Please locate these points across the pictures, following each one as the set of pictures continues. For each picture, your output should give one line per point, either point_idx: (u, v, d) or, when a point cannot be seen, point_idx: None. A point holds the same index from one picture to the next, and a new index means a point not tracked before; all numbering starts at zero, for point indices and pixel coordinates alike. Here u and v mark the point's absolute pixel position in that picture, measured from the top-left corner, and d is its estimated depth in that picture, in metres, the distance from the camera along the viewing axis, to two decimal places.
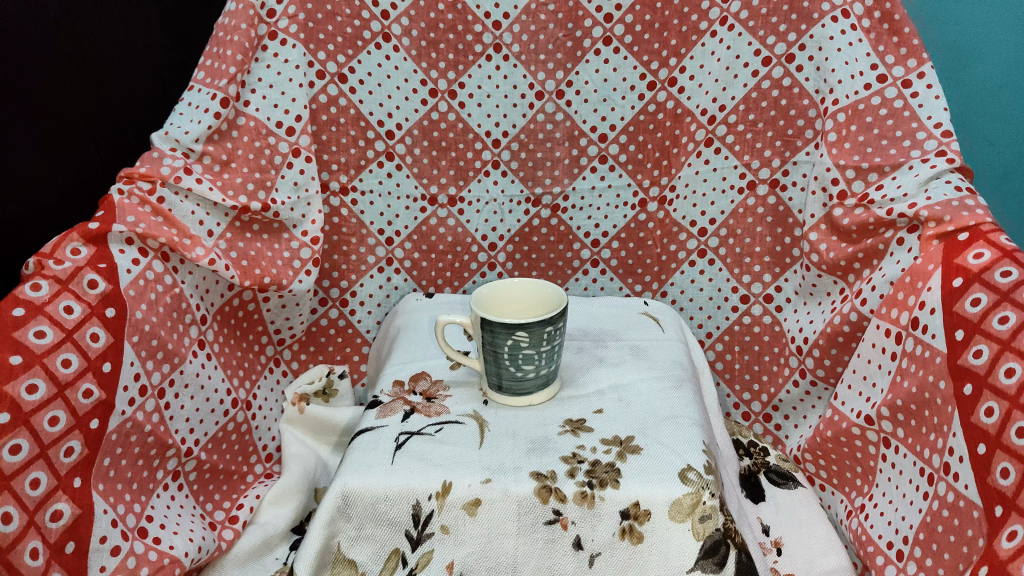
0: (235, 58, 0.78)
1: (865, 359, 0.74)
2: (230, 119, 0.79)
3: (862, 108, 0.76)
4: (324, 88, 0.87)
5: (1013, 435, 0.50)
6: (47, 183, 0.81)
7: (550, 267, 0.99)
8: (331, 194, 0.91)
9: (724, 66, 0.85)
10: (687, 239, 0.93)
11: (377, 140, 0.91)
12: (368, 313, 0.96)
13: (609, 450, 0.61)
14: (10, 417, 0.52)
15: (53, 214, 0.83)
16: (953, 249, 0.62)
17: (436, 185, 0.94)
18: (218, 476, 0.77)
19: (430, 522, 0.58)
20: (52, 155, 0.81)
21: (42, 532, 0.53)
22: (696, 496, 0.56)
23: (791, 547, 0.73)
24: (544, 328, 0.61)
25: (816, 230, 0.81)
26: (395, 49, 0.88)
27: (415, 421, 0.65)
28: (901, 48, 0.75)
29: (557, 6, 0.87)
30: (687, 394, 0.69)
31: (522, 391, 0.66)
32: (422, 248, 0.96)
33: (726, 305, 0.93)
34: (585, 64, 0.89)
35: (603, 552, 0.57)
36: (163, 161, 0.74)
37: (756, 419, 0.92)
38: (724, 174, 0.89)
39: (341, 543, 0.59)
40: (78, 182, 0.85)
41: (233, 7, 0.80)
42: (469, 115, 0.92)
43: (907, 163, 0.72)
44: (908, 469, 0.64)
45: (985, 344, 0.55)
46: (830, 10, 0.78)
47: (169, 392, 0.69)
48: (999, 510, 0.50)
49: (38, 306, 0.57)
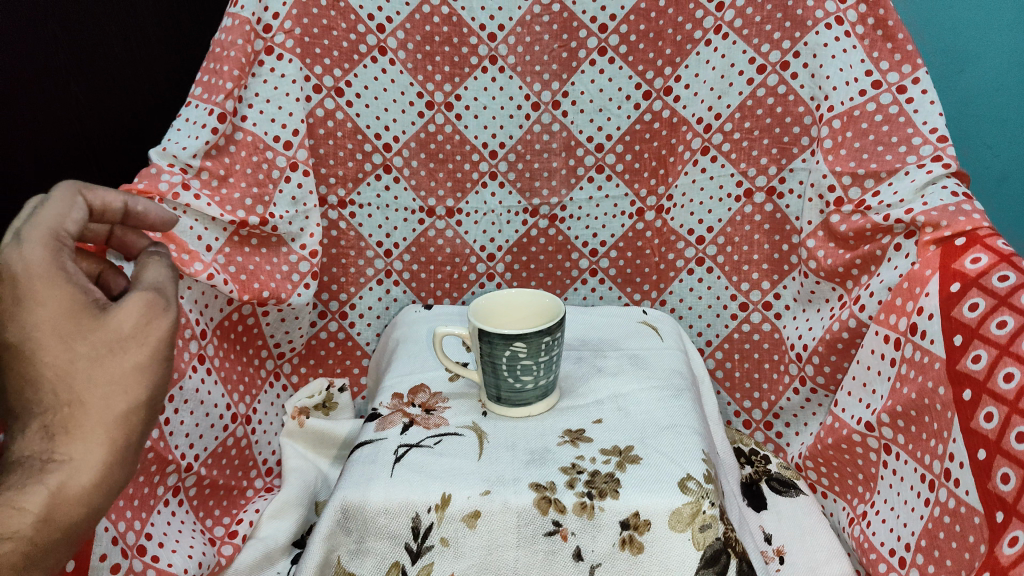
0: (232, 74, 0.78)
1: (864, 365, 0.74)
2: (227, 134, 0.80)
3: (856, 114, 0.76)
4: (320, 102, 0.87)
5: (1012, 440, 0.50)
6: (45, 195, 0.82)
7: (548, 277, 0.99)
8: (329, 208, 0.91)
9: (719, 74, 0.85)
10: (685, 247, 0.94)
11: (375, 154, 0.91)
12: (367, 325, 0.97)
13: (609, 460, 0.60)
14: None
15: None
16: (950, 255, 0.63)
17: (433, 197, 0.95)
18: (218, 491, 0.77)
19: (429, 535, 0.57)
20: (48, 167, 0.82)
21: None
22: (696, 506, 0.56)
23: (794, 555, 0.72)
24: (541, 339, 0.62)
25: (814, 237, 0.81)
26: (391, 63, 0.89)
27: (415, 433, 0.65)
28: (895, 54, 0.75)
29: (551, 17, 0.88)
30: (687, 403, 0.69)
31: (521, 402, 0.66)
32: (421, 259, 0.97)
33: (724, 313, 0.93)
34: (580, 74, 0.90)
35: (603, 563, 0.57)
36: (161, 177, 0.74)
37: (757, 427, 0.92)
38: (721, 183, 0.89)
39: (341, 556, 0.59)
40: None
41: (229, 23, 0.80)
42: (465, 127, 0.93)
43: (903, 168, 0.72)
44: (909, 476, 0.64)
45: (983, 349, 0.55)
46: (823, 18, 0.78)
47: (168, 408, 0.69)
48: (1001, 515, 0.50)
49: None
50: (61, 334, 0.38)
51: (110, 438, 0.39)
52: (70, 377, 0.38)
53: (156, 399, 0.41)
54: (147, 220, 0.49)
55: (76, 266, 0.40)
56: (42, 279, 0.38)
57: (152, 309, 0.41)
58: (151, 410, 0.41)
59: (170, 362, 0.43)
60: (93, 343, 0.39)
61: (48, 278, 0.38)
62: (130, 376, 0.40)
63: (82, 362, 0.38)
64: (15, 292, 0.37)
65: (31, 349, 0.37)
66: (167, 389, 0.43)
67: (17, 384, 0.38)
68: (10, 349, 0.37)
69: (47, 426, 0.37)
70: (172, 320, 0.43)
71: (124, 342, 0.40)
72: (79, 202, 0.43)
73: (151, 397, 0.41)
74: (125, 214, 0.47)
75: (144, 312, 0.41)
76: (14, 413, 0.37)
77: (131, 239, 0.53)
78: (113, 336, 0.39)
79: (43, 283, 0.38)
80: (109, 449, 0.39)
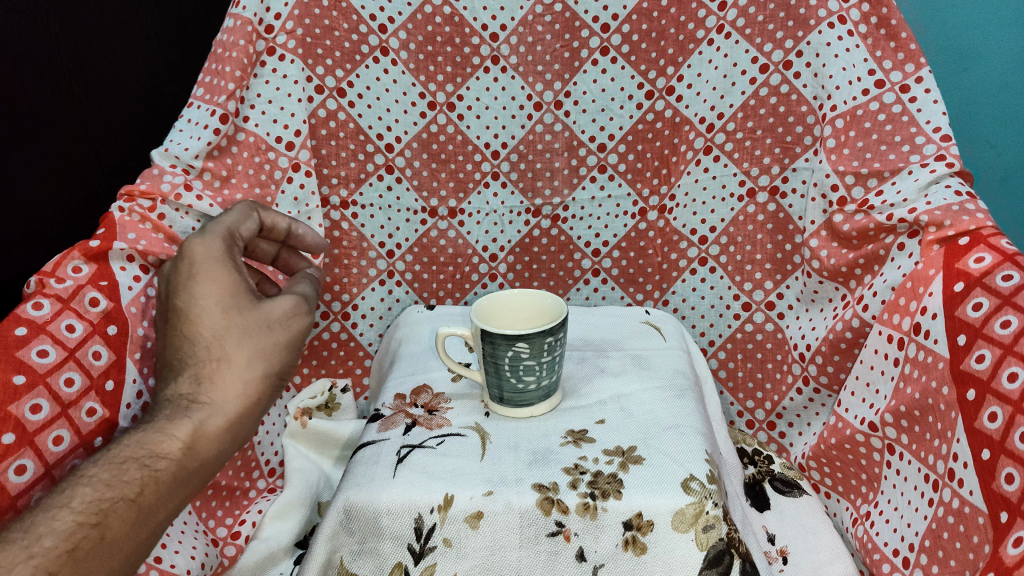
0: (235, 75, 0.78)
1: (868, 365, 0.74)
2: (230, 135, 0.80)
3: (860, 113, 0.76)
4: (323, 103, 0.87)
5: (1016, 439, 0.50)
6: (46, 194, 0.86)
7: (550, 277, 0.99)
8: (331, 209, 0.90)
9: (721, 74, 0.85)
10: (688, 247, 0.94)
11: (377, 154, 0.91)
12: (369, 325, 0.97)
13: (611, 460, 0.60)
14: (15, 437, 0.51)
15: (52, 226, 0.88)
16: (954, 254, 0.62)
17: (436, 198, 0.95)
18: (222, 492, 0.77)
19: (431, 536, 0.57)
20: (49, 165, 0.86)
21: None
22: (699, 506, 0.56)
23: (797, 555, 0.71)
24: (544, 339, 0.62)
25: (817, 236, 0.81)
26: (393, 63, 0.88)
27: (417, 434, 0.65)
28: (897, 53, 0.74)
29: (553, 17, 0.88)
30: (690, 403, 0.69)
31: (523, 402, 0.66)
32: (423, 260, 0.97)
33: (728, 313, 0.93)
34: (582, 74, 0.90)
35: (606, 563, 0.57)
36: (164, 177, 0.74)
37: (760, 427, 0.92)
38: (724, 183, 0.89)
39: (343, 557, 0.59)
40: (77, 194, 0.90)
41: (231, 23, 0.79)
42: (467, 127, 0.93)
43: (906, 167, 0.72)
44: (913, 476, 0.64)
45: (987, 349, 0.55)
46: (826, 17, 0.77)
47: None
48: (1005, 515, 0.49)
49: (40, 325, 0.56)
50: (227, 307, 0.56)
51: (246, 394, 0.55)
52: (224, 339, 0.55)
53: (282, 374, 0.58)
54: (305, 241, 0.72)
55: (240, 263, 0.60)
56: (218, 267, 0.57)
57: (295, 306, 0.60)
58: (277, 380, 0.58)
59: (298, 349, 0.60)
60: (246, 318, 0.57)
61: (221, 266, 0.58)
62: (269, 349, 0.57)
63: (236, 330, 0.56)
64: (197, 275, 0.57)
65: (204, 316, 0.55)
66: (291, 368, 0.60)
67: (187, 342, 0.55)
68: (188, 315, 0.56)
69: (204, 374, 0.54)
70: (305, 321, 0.61)
71: (272, 323, 0.58)
72: (254, 216, 0.66)
73: (278, 370, 0.58)
74: (288, 232, 0.70)
75: (290, 309, 0.60)
76: (180, 365, 0.54)
77: (293, 261, 0.76)
78: (263, 317, 0.57)
79: (217, 269, 0.57)
80: (244, 400, 0.55)
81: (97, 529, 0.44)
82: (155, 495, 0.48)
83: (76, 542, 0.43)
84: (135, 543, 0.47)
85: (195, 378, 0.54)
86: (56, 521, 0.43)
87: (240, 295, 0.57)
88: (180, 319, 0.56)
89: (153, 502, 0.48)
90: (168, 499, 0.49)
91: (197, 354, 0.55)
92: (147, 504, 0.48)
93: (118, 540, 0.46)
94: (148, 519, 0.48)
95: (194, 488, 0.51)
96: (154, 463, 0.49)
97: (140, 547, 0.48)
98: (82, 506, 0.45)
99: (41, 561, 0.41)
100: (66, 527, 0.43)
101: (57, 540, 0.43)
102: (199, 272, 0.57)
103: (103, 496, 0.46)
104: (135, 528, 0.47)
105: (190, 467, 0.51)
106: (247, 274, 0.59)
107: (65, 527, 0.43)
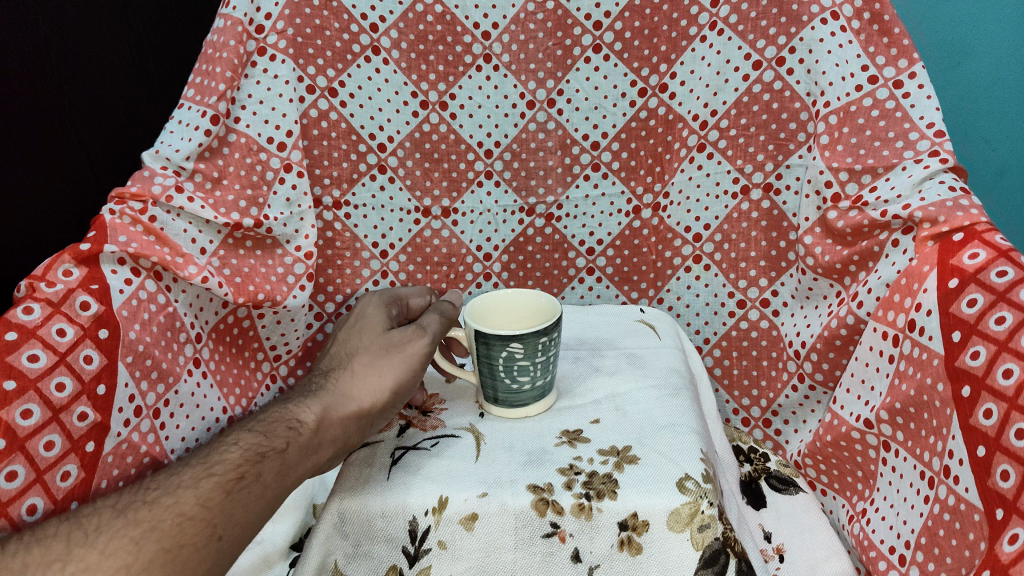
0: (224, 75, 0.77)
1: (863, 362, 0.74)
2: (221, 136, 0.78)
3: (853, 110, 0.75)
4: (314, 102, 0.86)
5: (1011, 437, 0.49)
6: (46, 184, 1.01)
7: (545, 276, 0.99)
8: (323, 210, 0.90)
9: (714, 71, 0.85)
10: (681, 245, 0.94)
11: (369, 154, 0.91)
12: None
13: (606, 460, 0.60)
14: (5, 443, 0.51)
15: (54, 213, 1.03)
16: (948, 250, 0.62)
17: (429, 198, 0.95)
18: None
19: (426, 538, 0.57)
20: (49, 160, 1.00)
21: (17, 525, 0.50)
22: (695, 506, 0.56)
23: (793, 553, 0.71)
24: (539, 339, 0.61)
25: (811, 233, 0.81)
26: (384, 63, 0.88)
27: (411, 436, 0.65)
28: (890, 48, 0.73)
29: (545, 15, 0.88)
30: (684, 402, 0.68)
31: (518, 403, 0.66)
32: (417, 259, 0.96)
33: (723, 310, 0.93)
34: (575, 72, 0.90)
35: (602, 563, 0.57)
36: (154, 179, 0.72)
37: (756, 424, 0.92)
38: (718, 180, 0.89)
39: (338, 561, 0.58)
40: (71, 183, 1.04)
41: (221, 24, 0.78)
42: (460, 126, 0.92)
43: (900, 164, 0.70)
44: (908, 473, 0.64)
45: (982, 346, 0.54)
46: (818, 13, 0.77)
47: (163, 412, 0.66)
48: (1000, 512, 0.49)
49: (31, 330, 0.56)
50: (365, 336, 0.69)
51: (369, 395, 0.63)
52: (357, 357, 0.67)
53: (400, 390, 0.65)
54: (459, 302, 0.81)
55: (387, 312, 0.74)
56: (367, 311, 0.73)
57: (424, 332, 0.67)
58: (399, 395, 0.65)
59: (419, 371, 0.66)
60: (376, 343, 0.68)
61: (367, 312, 0.73)
62: (391, 365, 0.65)
63: (365, 352, 0.67)
64: (354, 318, 0.73)
65: (351, 343, 0.70)
66: (410, 388, 0.66)
67: (334, 361, 0.68)
68: (339, 344, 0.70)
69: (339, 378, 0.65)
70: (425, 344, 0.67)
71: (393, 346, 0.67)
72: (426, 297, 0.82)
73: (397, 384, 0.64)
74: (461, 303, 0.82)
75: (411, 334, 0.67)
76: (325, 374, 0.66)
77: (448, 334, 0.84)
78: (388, 342, 0.68)
79: (366, 314, 0.73)
80: (367, 400, 0.63)
81: (256, 467, 0.54)
82: (296, 454, 0.57)
83: (241, 473, 0.52)
84: (278, 493, 0.55)
85: (334, 378, 0.65)
86: (228, 454, 0.54)
87: (384, 330, 0.70)
88: (335, 346, 0.70)
89: (294, 460, 0.57)
90: (306, 463, 0.58)
91: (341, 365, 0.67)
92: (289, 460, 0.56)
93: (268, 482, 0.54)
94: (290, 475, 0.56)
95: (326, 460, 0.59)
96: (297, 427, 0.59)
97: (280, 499, 0.55)
98: (245, 447, 0.55)
99: (217, 480, 0.51)
100: (233, 461, 0.53)
101: (228, 468, 0.52)
102: (355, 316, 0.74)
103: (261, 443, 0.56)
104: (281, 478, 0.55)
105: (320, 440, 0.59)
106: (389, 319, 0.73)
107: (233, 460, 0.53)
